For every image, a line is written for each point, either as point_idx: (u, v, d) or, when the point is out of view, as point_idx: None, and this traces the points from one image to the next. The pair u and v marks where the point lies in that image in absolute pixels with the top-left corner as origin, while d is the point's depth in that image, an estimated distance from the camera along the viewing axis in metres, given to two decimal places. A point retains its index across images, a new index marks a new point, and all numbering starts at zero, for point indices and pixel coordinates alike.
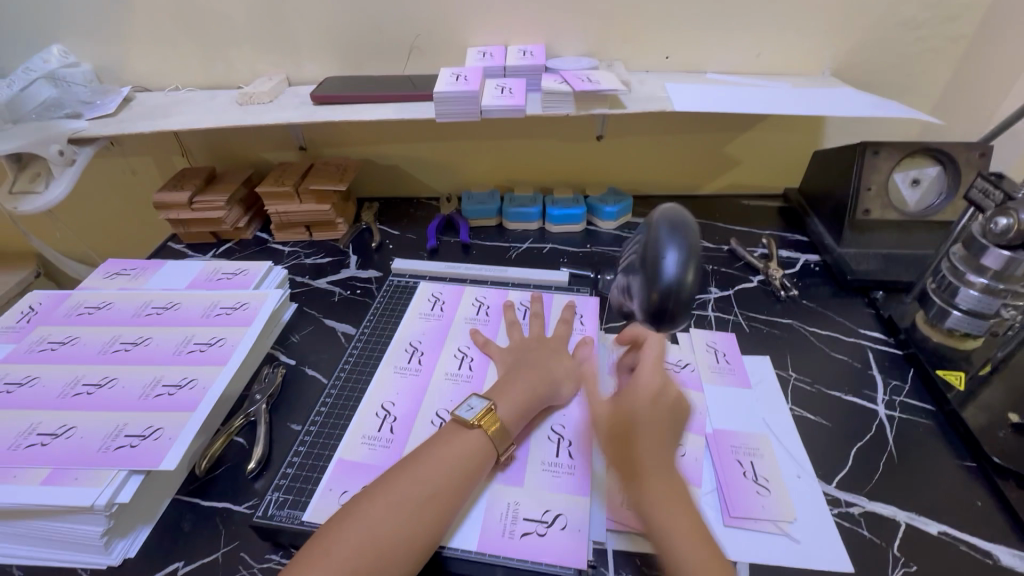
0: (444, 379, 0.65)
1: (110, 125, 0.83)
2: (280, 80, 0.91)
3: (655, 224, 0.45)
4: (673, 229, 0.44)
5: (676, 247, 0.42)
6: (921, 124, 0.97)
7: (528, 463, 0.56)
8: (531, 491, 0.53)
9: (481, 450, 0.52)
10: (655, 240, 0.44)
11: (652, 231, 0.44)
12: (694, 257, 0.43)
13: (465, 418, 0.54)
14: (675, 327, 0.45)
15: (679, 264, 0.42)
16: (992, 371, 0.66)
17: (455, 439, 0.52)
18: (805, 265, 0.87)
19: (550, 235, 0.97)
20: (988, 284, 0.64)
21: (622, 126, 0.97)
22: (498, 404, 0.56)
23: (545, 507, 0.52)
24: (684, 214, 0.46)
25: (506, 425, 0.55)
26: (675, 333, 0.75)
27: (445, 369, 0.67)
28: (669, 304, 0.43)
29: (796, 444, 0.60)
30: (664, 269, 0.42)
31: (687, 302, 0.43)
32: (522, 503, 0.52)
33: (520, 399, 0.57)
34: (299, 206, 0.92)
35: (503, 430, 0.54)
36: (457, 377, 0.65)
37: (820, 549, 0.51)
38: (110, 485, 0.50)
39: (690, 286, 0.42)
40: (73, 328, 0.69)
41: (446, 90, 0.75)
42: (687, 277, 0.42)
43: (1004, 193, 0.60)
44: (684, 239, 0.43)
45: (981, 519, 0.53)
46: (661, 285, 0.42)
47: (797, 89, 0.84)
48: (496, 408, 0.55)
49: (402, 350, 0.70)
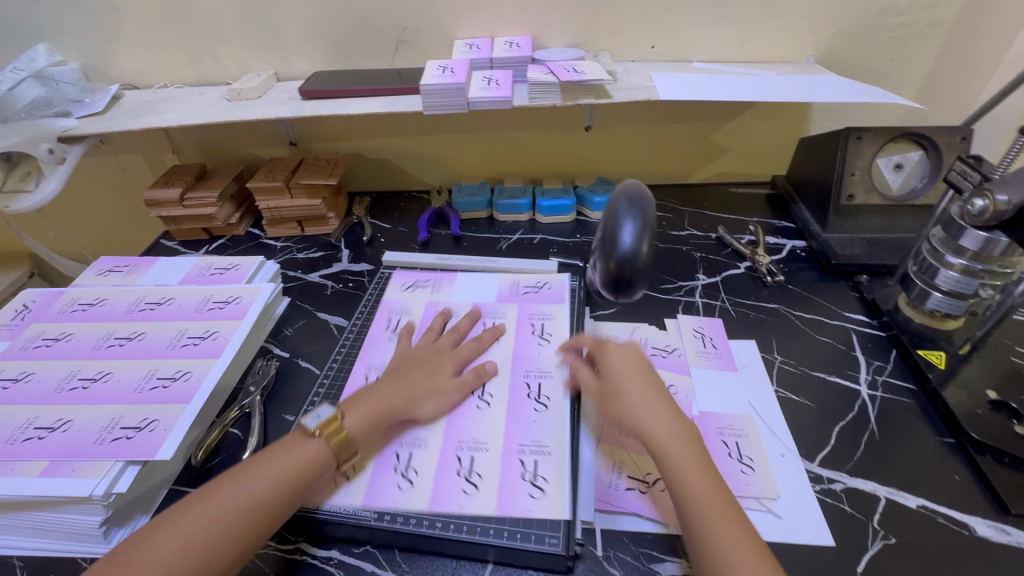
0: (531, 387, 0.62)
1: (99, 123, 0.84)
2: (268, 75, 0.91)
3: (615, 199, 0.46)
4: (626, 199, 0.45)
5: (632, 219, 0.44)
6: (906, 109, 0.98)
7: (490, 422, 0.59)
8: (483, 445, 0.56)
9: (310, 465, 0.50)
10: (613, 214, 0.45)
11: (611, 205, 0.46)
12: (649, 230, 0.44)
13: (308, 425, 0.52)
14: (631, 297, 0.46)
15: (634, 236, 0.43)
16: (972, 350, 0.67)
17: (289, 451, 0.50)
18: (791, 250, 0.89)
19: (540, 226, 0.98)
20: (966, 265, 0.65)
21: (611, 117, 0.97)
22: (348, 414, 0.54)
23: (521, 470, 0.54)
24: (643, 188, 0.47)
25: (352, 436, 0.53)
26: (663, 320, 0.76)
27: (549, 374, 0.64)
28: (624, 275, 0.44)
29: (779, 424, 0.62)
30: (619, 241, 0.43)
31: (642, 273, 0.44)
32: (480, 457, 0.55)
33: (368, 415, 0.55)
34: (291, 201, 0.92)
35: (346, 441, 0.52)
36: (539, 387, 0.62)
37: (801, 524, 0.52)
38: (107, 475, 0.51)
39: (644, 257, 0.44)
40: (67, 324, 0.70)
41: (433, 83, 0.75)
42: (641, 249, 0.43)
43: (982, 175, 0.62)
44: (640, 212, 0.44)
45: (959, 492, 0.55)
46: (617, 256, 0.44)
47: (782, 76, 0.84)
48: (345, 418, 0.54)
49: (525, 323, 0.71)
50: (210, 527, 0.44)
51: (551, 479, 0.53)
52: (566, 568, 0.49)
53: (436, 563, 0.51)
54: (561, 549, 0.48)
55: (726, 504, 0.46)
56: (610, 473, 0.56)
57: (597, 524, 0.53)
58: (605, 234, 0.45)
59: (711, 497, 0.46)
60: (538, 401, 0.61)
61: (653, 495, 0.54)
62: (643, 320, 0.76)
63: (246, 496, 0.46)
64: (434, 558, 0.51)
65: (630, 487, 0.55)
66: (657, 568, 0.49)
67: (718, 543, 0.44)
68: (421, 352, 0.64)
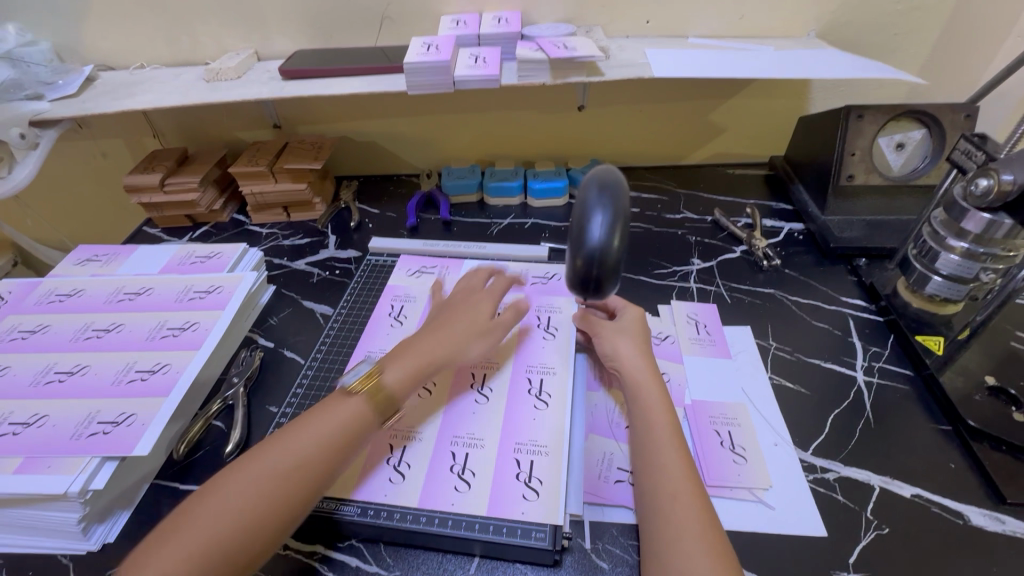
0: (532, 383, 0.61)
1: (72, 106, 0.81)
2: (247, 55, 0.88)
3: (585, 189, 0.45)
4: (600, 188, 0.43)
5: (603, 210, 0.42)
6: (909, 86, 0.95)
7: (489, 418, 0.58)
8: (479, 441, 0.55)
9: (362, 415, 0.50)
10: (583, 205, 0.43)
11: (581, 195, 0.44)
12: (620, 221, 0.42)
13: (349, 383, 0.53)
14: (602, 295, 0.44)
15: (605, 228, 0.41)
16: (971, 335, 0.65)
17: (335, 407, 0.50)
18: (788, 234, 0.86)
19: (532, 210, 0.96)
20: (968, 248, 0.63)
21: (604, 96, 0.94)
22: (389, 368, 0.54)
23: (517, 471, 0.53)
24: (615, 177, 0.45)
25: (394, 392, 0.53)
26: (656, 306, 0.75)
27: (551, 371, 0.62)
28: (593, 271, 0.42)
29: (773, 412, 0.61)
30: (587, 235, 0.41)
31: (612, 268, 0.42)
32: (475, 453, 0.55)
33: (411, 368, 0.55)
34: (275, 185, 0.89)
35: (391, 396, 0.53)
36: (540, 384, 0.61)
37: (793, 515, 0.51)
38: (83, 472, 0.50)
39: (615, 251, 0.42)
40: (45, 316, 0.68)
41: (417, 61, 0.72)
42: (612, 242, 0.41)
43: (987, 154, 0.59)
44: (610, 203, 0.42)
45: (955, 481, 0.54)
46: (586, 251, 0.42)
47: (782, 52, 0.81)
48: (386, 372, 0.54)
49: (532, 315, 0.70)
50: (257, 492, 0.43)
51: (546, 481, 0.52)
52: (554, 561, 0.48)
53: (423, 557, 0.50)
54: (547, 542, 0.48)
55: (689, 479, 0.47)
56: (600, 465, 0.55)
57: (585, 516, 0.52)
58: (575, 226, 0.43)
59: (677, 468, 0.48)
60: (538, 398, 0.59)
61: None
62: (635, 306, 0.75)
63: (296, 456, 0.46)
64: (423, 552, 0.50)
65: (620, 478, 0.54)
66: None
67: (670, 516, 0.45)
68: (456, 298, 0.65)
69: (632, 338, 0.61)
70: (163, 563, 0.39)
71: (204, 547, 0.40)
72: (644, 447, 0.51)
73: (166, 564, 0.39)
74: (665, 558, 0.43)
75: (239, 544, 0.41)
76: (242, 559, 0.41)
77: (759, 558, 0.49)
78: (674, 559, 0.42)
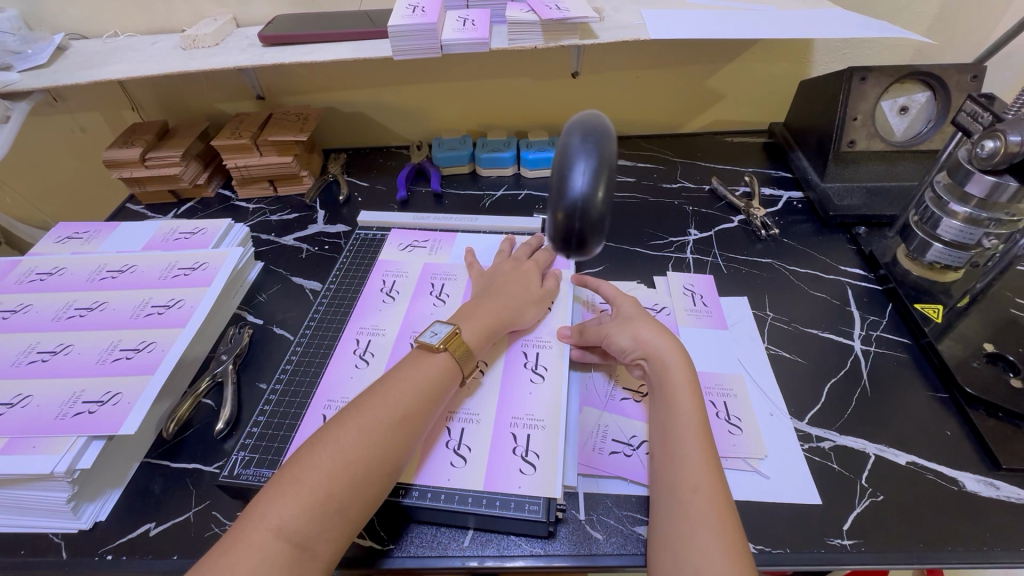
0: (527, 356, 0.60)
1: (43, 77, 0.77)
2: (225, 21, 0.84)
3: (567, 135, 0.40)
4: (584, 126, 0.39)
5: (586, 159, 0.37)
6: (913, 47, 0.92)
7: (484, 393, 0.57)
8: (475, 416, 0.55)
9: (445, 374, 0.52)
10: (564, 153, 0.38)
11: (562, 142, 0.39)
12: (606, 171, 0.38)
13: (430, 342, 0.54)
14: (585, 253, 0.40)
15: (588, 179, 0.37)
16: (971, 303, 0.64)
17: (423, 362, 0.52)
18: (788, 202, 0.85)
19: (525, 181, 0.93)
20: (970, 213, 0.61)
21: (599, 62, 0.90)
22: (463, 328, 0.56)
23: (513, 445, 0.52)
24: (603, 123, 0.40)
25: (470, 346, 0.55)
26: (651, 278, 0.73)
27: (547, 345, 0.61)
28: (576, 227, 0.38)
29: (769, 382, 0.60)
30: (571, 183, 0.37)
31: (596, 224, 0.38)
32: (471, 429, 0.54)
33: (478, 330, 0.57)
34: (260, 158, 0.86)
35: (467, 351, 0.54)
36: (536, 357, 0.60)
37: (787, 483, 0.51)
38: (69, 451, 0.49)
39: (600, 205, 0.37)
40: (24, 296, 0.66)
41: (402, 24, 0.69)
42: (595, 196, 0.37)
43: (993, 115, 0.57)
44: (595, 149, 0.38)
45: (949, 447, 0.54)
46: (566, 202, 0.37)
47: (784, 12, 0.78)
48: (460, 331, 0.55)
49: None
50: (366, 444, 0.45)
51: (543, 454, 0.51)
52: (549, 533, 0.48)
53: (418, 531, 0.49)
54: (542, 514, 0.48)
55: (711, 468, 0.45)
56: (595, 437, 0.55)
57: (580, 488, 0.52)
58: (555, 176, 0.38)
59: (698, 458, 0.46)
60: (534, 371, 0.58)
61: (641, 456, 0.53)
62: (631, 279, 0.73)
63: (392, 410, 0.47)
64: (414, 526, 0.49)
65: (615, 450, 0.54)
66: (640, 531, 0.48)
67: (688, 507, 0.43)
68: (500, 266, 0.67)
69: (656, 321, 0.57)
70: (289, 511, 0.40)
71: (323, 497, 0.41)
72: (664, 435, 0.49)
73: (291, 513, 0.40)
74: (678, 550, 0.41)
75: (354, 494, 0.43)
76: (356, 507, 0.43)
77: (750, 521, 0.49)
78: (686, 552, 0.41)
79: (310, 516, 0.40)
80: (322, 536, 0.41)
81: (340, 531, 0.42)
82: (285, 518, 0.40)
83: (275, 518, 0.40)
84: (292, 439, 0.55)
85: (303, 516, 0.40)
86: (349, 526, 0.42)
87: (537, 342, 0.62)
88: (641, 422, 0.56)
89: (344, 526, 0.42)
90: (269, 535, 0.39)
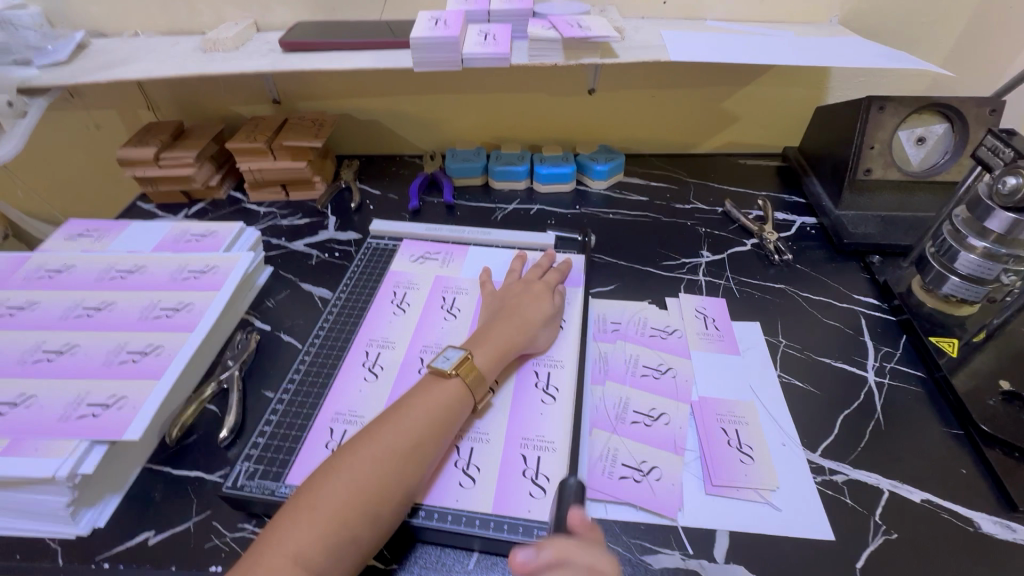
0: (539, 376, 0.59)
1: (62, 74, 0.77)
2: (246, 25, 0.84)
3: None
4: None
5: None
6: (930, 78, 0.92)
7: (494, 414, 0.56)
8: (485, 436, 0.54)
9: (458, 399, 0.51)
10: None
11: None
12: None
13: (442, 367, 0.53)
14: None
15: None
16: (987, 338, 0.64)
17: (436, 387, 0.51)
18: (801, 228, 0.84)
19: (537, 196, 0.93)
20: (988, 249, 0.61)
21: (616, 80, 0.91)
22: (475, 352, 0.55)
23: (523, 467, 0.52)
24: None
25: (483, 370, 0.54)
26: (663, 298, 0.73)
27: (559, 365, 0.61)
28: None
29: (781, 411, 0.59)
30: None
31: None
32: (480, 448, 0.53)
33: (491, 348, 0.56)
34: (274, 163, 0.86)
35: (480, 375, 0.54)
36: (547, 376, 0.59)
37: (800, 516, 0.50)
38: (71, 455, 0.48)
39: None
40: (33, 292, 0.65)
41: (424, 36, 0.69)
42: None
43: (1016, 151, 0.57)
44: None
45: (964, 485, 0.53)
46: None
47: (804, 38, 0.78)
48: (472, 356, 0.55)
49: None
50: (380, 472, 0.44)
51: (553, 477, 0.51)
52: None
53: (424, 552, 0.48)
54: None
55: None
56: (604, 460, 0.54)
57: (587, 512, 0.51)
58: None
59: None
60: (545, 392, 0.58)
61: (651, 483, 0.52)
62: (643, 299, 0.73)
63: (405, 436, 0.47)
64: (418, 547, 0.48)
65: (625, 475, 0.53)
66: (648, 561, 0.47)
67: None
68: (512, 286, 0.67)
69: None
70: (303, 538, 0.40)
71: (337, 526, 0.41)
72: None
73: (306, 540, 0.39)
74: None
75: (368, 522, 0.42)
76: (370, 536, 0.42)
77: (763, 554, 0.48)
78: None
79: (324, 544, 0.40)
80: (336, 565, 0.40)
81: (354, 559, 0.41)
82: (302, 545, 0.39)
83: (291, 545, 0.39)
84: (297, 452, 0.54)
85: (318, 543, 0.40)
86: (362, 554, 0.41)
87: (548, 362, 0.61)
88: (653, 448, 0.55)
89: (357, 554, 0.41)
90: (284, 562, 0.38)
